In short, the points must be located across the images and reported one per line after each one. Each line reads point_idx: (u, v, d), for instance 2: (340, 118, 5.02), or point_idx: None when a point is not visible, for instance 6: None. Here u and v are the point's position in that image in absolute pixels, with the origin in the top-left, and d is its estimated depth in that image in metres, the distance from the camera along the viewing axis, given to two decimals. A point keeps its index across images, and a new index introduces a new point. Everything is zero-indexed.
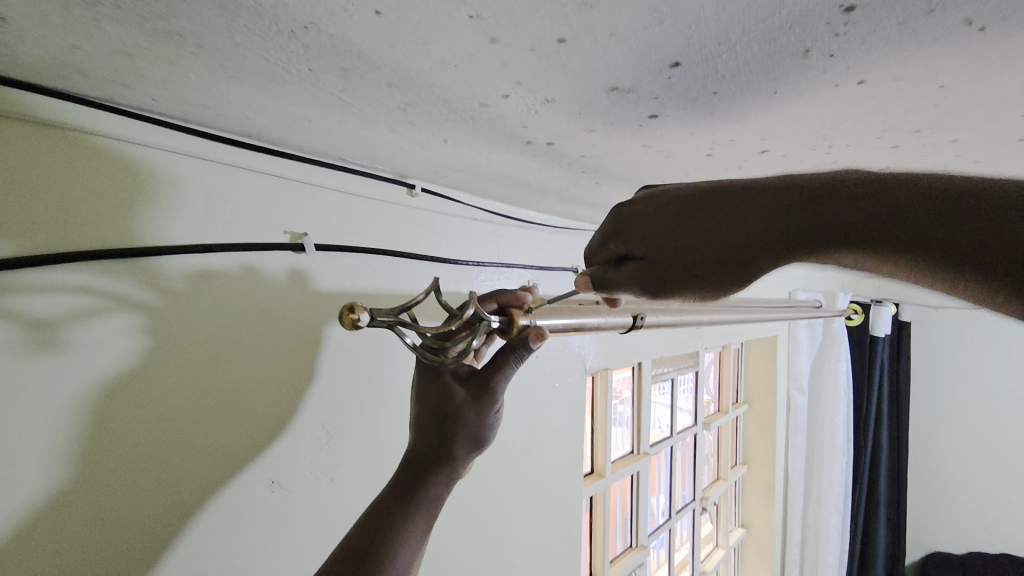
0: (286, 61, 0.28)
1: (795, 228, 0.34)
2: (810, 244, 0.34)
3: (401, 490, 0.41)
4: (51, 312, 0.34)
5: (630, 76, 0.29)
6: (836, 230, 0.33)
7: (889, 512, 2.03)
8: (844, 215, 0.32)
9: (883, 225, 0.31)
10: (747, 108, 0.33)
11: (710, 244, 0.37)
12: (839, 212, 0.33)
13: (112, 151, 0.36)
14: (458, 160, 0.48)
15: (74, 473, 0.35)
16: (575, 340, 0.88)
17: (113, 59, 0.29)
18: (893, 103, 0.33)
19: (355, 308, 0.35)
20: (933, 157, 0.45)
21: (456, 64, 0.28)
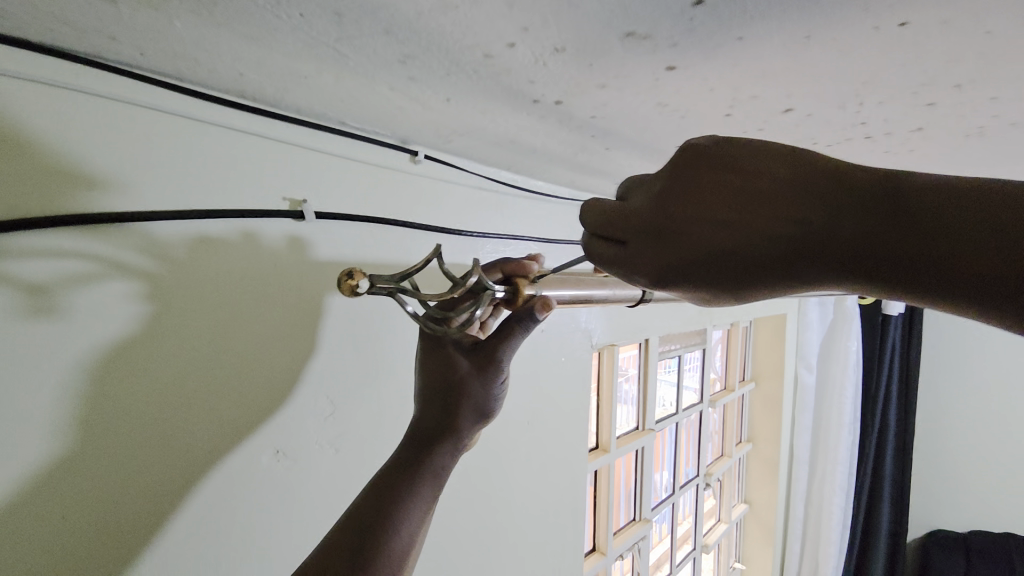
0: (275, 5, 0.26)
1: (838, 237, 0.26)
2: (846, 260, 0.26)
3: (405, 460, 0.41)
4: (47, 278, 0.33)
5: (647, 18, 0.26)
6: (873, 248, 0.25)
7: (893, 489, 2.03)
8: (876, 222, 0.25)
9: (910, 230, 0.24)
10: (773, 58, 0.31)
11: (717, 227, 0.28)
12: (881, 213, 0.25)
13: (102, 110, 0.35)
14: (463, 123, 0.46)
15: (78, 439, 0.35)
16: (582, 315, 0.86)
17: (93, 5, 0.28)
18: (934, 51, 0.30)
19: (353, 274, 0.34)
20: (970, 118, 0.42)
21: (458, 5, 0.26)
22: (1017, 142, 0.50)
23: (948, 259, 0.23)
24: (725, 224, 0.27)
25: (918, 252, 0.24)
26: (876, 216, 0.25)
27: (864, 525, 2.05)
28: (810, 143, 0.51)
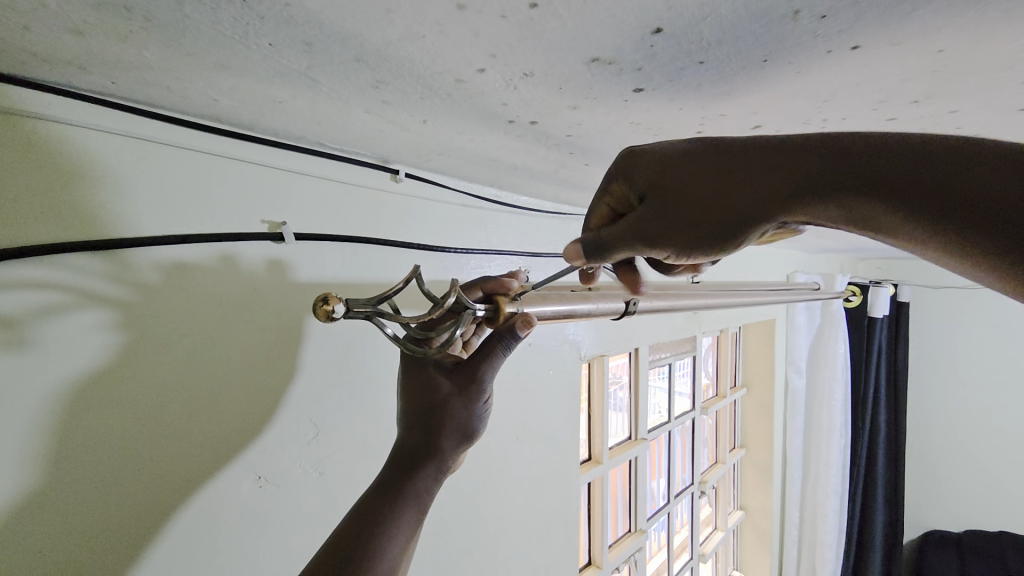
0: (244, 36, 0.26)
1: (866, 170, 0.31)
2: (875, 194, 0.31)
3: (388, 484, 0.41)
4: (17, 309, 0.33)
5: (610, 44, 0.27)
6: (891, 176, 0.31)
7: (887, 491, 2.04)
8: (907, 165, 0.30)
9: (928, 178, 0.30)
10: (736, 79, 0.32)
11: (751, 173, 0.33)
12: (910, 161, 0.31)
13: (74, 138, 0.35)
14: (441, 143, 0.47)
15: (49, 472, 0.34)
16: (570, 327, 0.87)
17: (62, 37, 0.28)
18: (889, 70, 0.31)
19: (329, 299, 0.34)
20: (933, 130, 0.44)
21: (425, 34, 0.26)
22: None
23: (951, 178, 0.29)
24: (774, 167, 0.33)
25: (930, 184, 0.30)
26: (877, 154, 0.31)
27: (859, 528, 2.05)
28: None
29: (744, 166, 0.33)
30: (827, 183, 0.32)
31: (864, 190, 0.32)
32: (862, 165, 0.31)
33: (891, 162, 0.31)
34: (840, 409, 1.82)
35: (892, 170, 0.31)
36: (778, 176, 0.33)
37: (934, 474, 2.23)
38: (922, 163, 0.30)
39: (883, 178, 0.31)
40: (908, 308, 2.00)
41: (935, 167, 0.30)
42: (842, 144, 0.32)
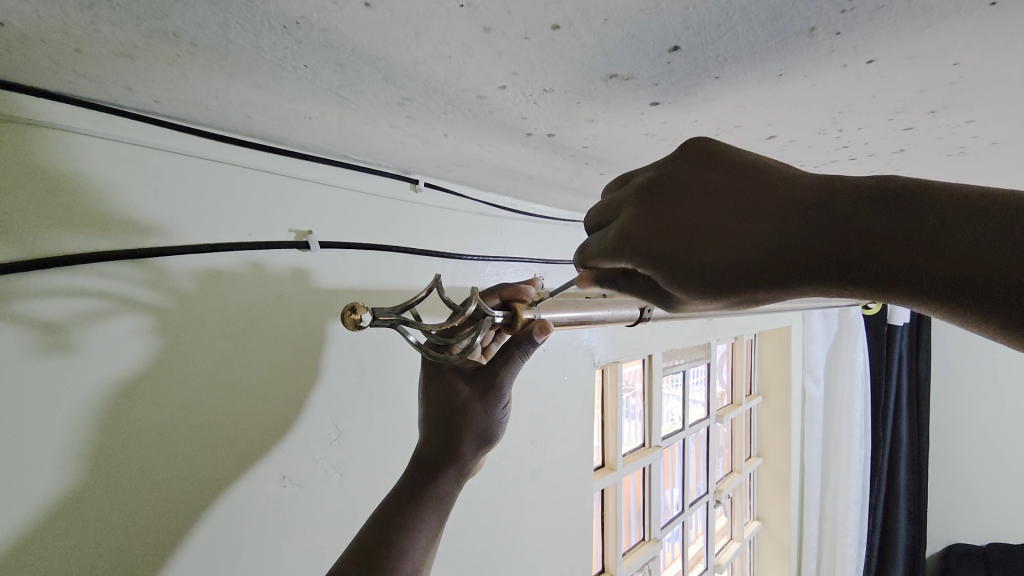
0: (281, 58, 0.28)
1: (834, 235, 0.26)
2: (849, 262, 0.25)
3: (410, 487, 0.42)
4: (62, 314, 0.35)
5: (628, 62, 0.28)
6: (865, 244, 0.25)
7: (910, 504, 1.99)
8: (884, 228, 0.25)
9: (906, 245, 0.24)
10: (751, 92, 0.32)
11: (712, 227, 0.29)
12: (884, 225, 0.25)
13: (118, 154, 0.37)
14: (461, 154, 0.48)
15: (93, 469, 0.36)
16: (584, 333, 0.87)
17: (113, 61, 0.30)
18: (905, 82, 0.31)
19: (357, 309, 0.35)
20: (951, 139, 0.44)
21: (450, 55, 0.27)
22: (1001, 160, 0.51)
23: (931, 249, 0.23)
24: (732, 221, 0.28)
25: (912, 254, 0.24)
26: (870, 216, 0.25)
27: (880, 541, 2.00)
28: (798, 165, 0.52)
29: (717, 214, 0.29)
30: (805, 253, 0.26)
31: (860, 260, 0.25)
32: (854, 227, 0.25)
33: (889, 226, 0.24)
34: (859, 419, 1.79)
35: (897, 237, 0.24)
36: (751, 233, 0.28)
37: (960, 488, 2.16)
38: (939, 232, 0.23)
39: (877, 249, 0.25)
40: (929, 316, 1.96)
41: (955, 236, 0.23)
42: (832, 199, 0.26)
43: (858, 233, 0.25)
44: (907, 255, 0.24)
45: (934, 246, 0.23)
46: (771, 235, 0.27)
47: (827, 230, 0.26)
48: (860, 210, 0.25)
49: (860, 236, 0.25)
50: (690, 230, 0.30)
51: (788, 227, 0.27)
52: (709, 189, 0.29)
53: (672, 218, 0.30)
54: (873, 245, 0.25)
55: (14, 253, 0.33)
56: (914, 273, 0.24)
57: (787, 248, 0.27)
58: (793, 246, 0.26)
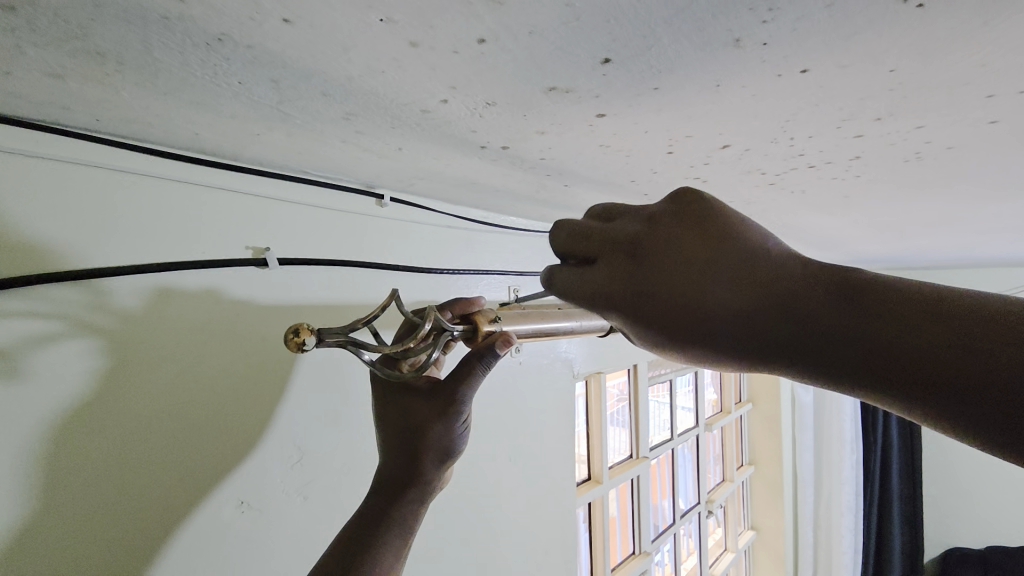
0: (213, 75, 0.28)
1: (826, 325, 0.27)
2: (843, 357, 0.27)
3: (375, 512, 0.42)
4: (8, 341, 0.34)
5: (565, 74, 0.28)
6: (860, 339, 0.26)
7: (903, 508, 1.98)
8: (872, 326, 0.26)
9: (891, 347, 0.26)
10: (694, 103, 0.32)
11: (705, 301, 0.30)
12: (876, 326, 0.26)
13: (60, 174, 0.36)
14: (420, 168, 0.48)
15: (32, 502, 0.34)
16: (562, 344, 0.86)
17: (44, 81, 0.29)
18: (844, 91, 0.32)
19: (301, 330, 0.34)
20: (903, 145, 0.44)
21: (384, 69, 0.27)
22: (957, 165, 0.52)
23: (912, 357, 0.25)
24: (728, 296, 0.29)
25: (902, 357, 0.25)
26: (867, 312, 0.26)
27: (875, 547, 1.98)
28: (759, 173, 0.53)
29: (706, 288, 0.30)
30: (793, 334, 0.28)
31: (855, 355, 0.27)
32: (818, 319, 0.28)
33: (871, 328, 0.26)
34: (851, 424, 1.84)
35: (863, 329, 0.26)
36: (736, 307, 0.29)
37: (953, 490, 2.17)
38: (900, 333, 0.25)
39: (860, 351, 0.27)
40: None
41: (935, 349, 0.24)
42: (799, 301, 0.28)
43: (854, 328, 0.27)
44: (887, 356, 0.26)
45: (896, 346, 0.25)
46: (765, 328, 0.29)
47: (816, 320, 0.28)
48: (814, 304, 0.28)
49: (826, 326, 0.28)
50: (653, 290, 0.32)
51: (765, 313, 0.29)
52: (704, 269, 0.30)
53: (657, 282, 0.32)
54: (834, 338, 0.27)
55: None
56: (872, 367, 0.26)
57: (759, 332, 0.29)
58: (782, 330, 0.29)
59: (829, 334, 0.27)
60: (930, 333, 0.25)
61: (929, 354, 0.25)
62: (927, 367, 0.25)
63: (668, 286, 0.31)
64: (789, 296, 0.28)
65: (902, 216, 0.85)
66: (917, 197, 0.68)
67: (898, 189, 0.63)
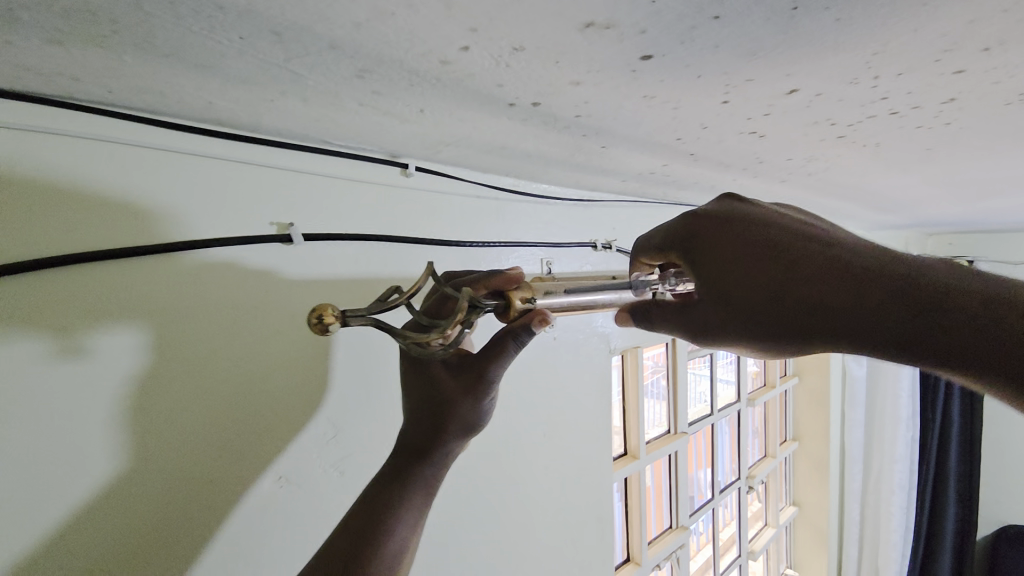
0: (213, 31, 0.25)
1: (898, 295, 0.32)
2: (907, 325, 0.31)
3: (397, 471, 0.42)
4: (68, 319, 0.35)
5: (604, 5, 0.24)
6: (926, 310, 0.31)
7: (963, 487, 1.87)
8: (937, 300, 0.31)
9: (953, 319, 0.30)
10: (760, 35, 0.27)
11: (787, 263, 0.36)
12: (941, 300, 0.31)
13: (80, 150, 0.35)
14: (444, 132, 0.44)
15: (80, 475, 0.35)
16: (597, 318, 0.83)
17: (46, 49, 0.28)
18: (956, 9, 0.25)
19: (323, 315, 0.32)
20: (1015, 82, 0.37)
21: (395, 11, 0.24)
22: None
23: (968, 327, 0.30)
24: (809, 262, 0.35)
25: (962, 326, 0.30)
26: (935, 289, 0.31)
27: (929, 527, 1.89)
28: (828, 124, 0.46)
29: (790, 252, 0.36)
30: (866, 298, 0.32)
31: (921, 324, 0.31)
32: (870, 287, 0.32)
33: (938, 302, 0.31)
34: (909, 400, 1.72)
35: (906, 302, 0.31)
36: (816, 271, 0.34)
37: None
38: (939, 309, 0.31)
39: (925, 319, 0.31)
40: None
41: (989, 324, 0.29)
42: (882, 273, 0.33)
43: (922, 300, 0.31)
44: (947, 327, 0.30)
45: (941, 307, 0.30)
46: (841, 290, 0.33)
47: (890, 292, 0.32)
48: (891, 279, 0.32)
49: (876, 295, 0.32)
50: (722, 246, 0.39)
51: (847, 278, 0.33)
52: (790, 241, 0.37)
53: (745, 244, 0.38)
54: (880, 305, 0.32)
55: (9, 255, 0.33)
56: (907, 335, 0.31)
57: (833, 294, 0.34)
58: (858, 295, 0.33)
59: (899, 303, 0.32)
60: (975, 306, 0.30)
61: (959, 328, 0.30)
62: (954, 334, 0.30)
63: (737, 247, 0.38)
64: (846, 264, 0.34)
65: (993, 171, 0.74)
66: (1016, 148, 0.58)
67: (997, 138, 0.54)
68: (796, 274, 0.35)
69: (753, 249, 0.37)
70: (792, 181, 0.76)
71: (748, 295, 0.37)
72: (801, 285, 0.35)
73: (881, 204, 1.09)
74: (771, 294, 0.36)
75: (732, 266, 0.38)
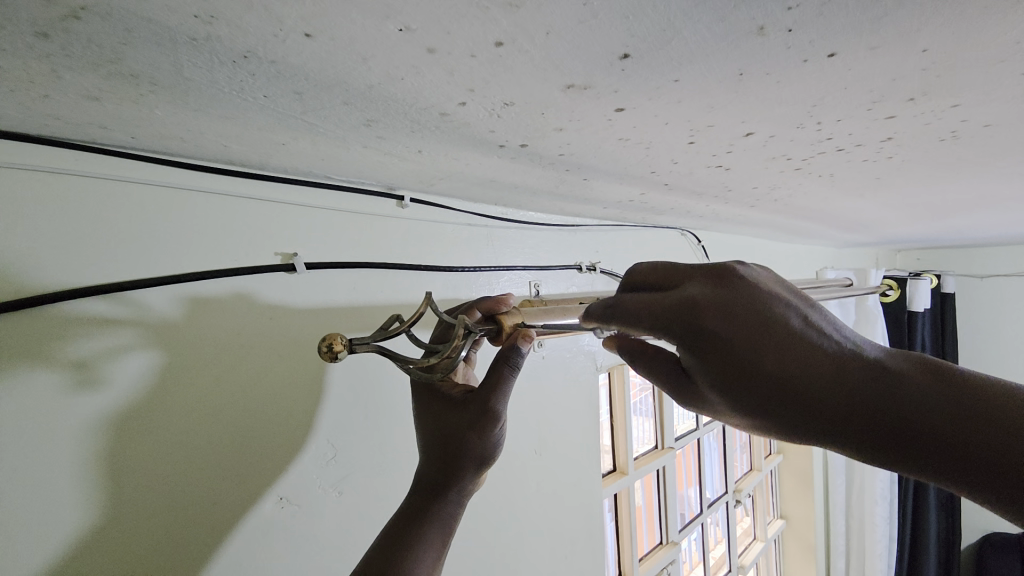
0: (240, 90, 0.29)
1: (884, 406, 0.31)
2: (897, 435, 0.30)
3: (417, 509, 0.44)
4: (87, 351, 0.37)
5: (582, 72, 0.28)
6: (911, 421, 0.30)
7: (941, 495, 1.92)
8: (921, 413, 0.30)
9: (940, 433, 0.29)
10: (715, 93, 0.32)
11: (772, 360, 0.33)
12: (929, 411, 0.30)
13: (101, 190, 0.38)
14: (439, 168, 0.48)
15: (89, 501, 0.36)
16: (584, 338, 0.87)
17: (83, 104, 0.31)
18: (875, 72, 0.30)
19: (333, 344, 0.35)
20: (939, 124, 0.42)
21: (403, 76, 0.27)
22: (998, 143, 0.49)
23: (956, 442, 0.29)
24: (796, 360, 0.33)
25: (947, 442, 0.29)
26: (921, 401, 0.30)
27: (912, 536, 1.92)
28: (784, 159, 0.51)
29: (773, 348, 0.33)
30: (852, 406, 0.31)
31: (907, 436, 0.30)
32: (905, 409, 0.30)
33: (928, 413, 0.30)
34: None
35: (973, 424, 0.29)
36: (805, 373, 0.32)
37: None
38: (976, 440, 0.29)
39: (908, 430, 0.30)
40: (953, 300, 1.90)
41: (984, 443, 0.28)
42: (871, 376, 0.31)
43: (908, 412, 0.30)
44: (928, 442, 0.30)
45: (930, 420, 0.30)
46: (827, 394, 0.32)
47: (874, 403, 0.31)
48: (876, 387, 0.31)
49: (938, 414, 0.30)
50: (760, 333, 0.34)
51: (833, 386, 0.32)
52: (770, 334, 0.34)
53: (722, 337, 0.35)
54: (908, 434, 0.30)
55: (33, 289, 0.35)
56: (911, 445, 0.30)
57: (820, 401, 0.32)
58: (843, 404, 0.31)
59: (884, 413, 0.31)
60: (962, 417, 0.29)
61: (1021, 462, 0.28)
62: (954, 443, 0.29)
63: (739, 339, 0.34)
64: (878, 378, 0.31)
65: (940, 196, 0.81)
66: (955, 176, 0.65)
67: (935, 169, 0.60)
68: (781, 375, 0.33)
69: (729, 340, 0.35)
70: (760, 205, 0.81)
71: (747, 387, 0.35)
72: (788, 386, 0.33)
73: (847, 225, 1.16)
74: (753, 388, 0.34)
75: (732, 359, 0.35)
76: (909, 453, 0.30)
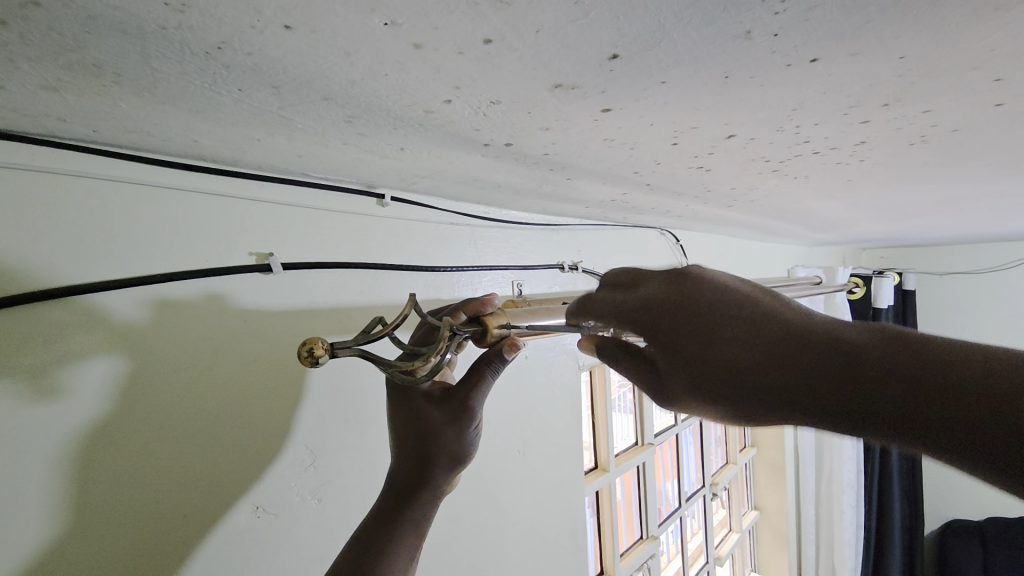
0: (213, 83, 0.27)
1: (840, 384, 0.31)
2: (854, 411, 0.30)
3: (389, 511, 0.43)
4: (46, 358, 0.35)
5: (570, 71, 0.28)
6: (869, 392, 0.30)
7: (904, 483, 2.02)
8: (867, 385, 0.30)
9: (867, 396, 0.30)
10: (701, 95, 0.32)
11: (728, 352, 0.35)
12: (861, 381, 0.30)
13: (58, 186, 0.35)
14: (421, 166, 0.47)
15: (48, 517, 0.34)
16: (567, 337, 0.87)
17: (39, 94, 0.29)
18: (853, 78, 0.31)
19: (314, 348, 0.34)
20: (909, 129, 0.44)
21: (387, 72, 0.27)
22: (961, 148, 0.51)
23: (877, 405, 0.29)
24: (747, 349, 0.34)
25: (880, 407, 0.29)
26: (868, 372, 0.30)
27: (877, 522, 2.01)
28: (763, 161, 0.52)
29: (730, 340, 0.35)
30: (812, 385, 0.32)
31: (862, 410, 0.30)
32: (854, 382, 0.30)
33: (882, 382, 0.30)
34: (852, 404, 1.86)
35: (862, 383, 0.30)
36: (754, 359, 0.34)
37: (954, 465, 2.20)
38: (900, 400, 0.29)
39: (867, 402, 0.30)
40: (913, 297, 2.00)
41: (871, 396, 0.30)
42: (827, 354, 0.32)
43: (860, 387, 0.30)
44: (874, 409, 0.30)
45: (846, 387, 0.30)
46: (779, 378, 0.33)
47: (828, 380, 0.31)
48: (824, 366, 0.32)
49: (875, 376, 0.30)
50: (728, 327, 0.35)
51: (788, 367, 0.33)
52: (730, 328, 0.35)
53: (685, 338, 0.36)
54: (854, 404, 0.30)
55: None
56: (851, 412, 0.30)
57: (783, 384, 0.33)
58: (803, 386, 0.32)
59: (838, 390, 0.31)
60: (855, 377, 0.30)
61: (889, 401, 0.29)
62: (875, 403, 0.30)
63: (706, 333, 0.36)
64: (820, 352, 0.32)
65: (906, 197, 0.84)
66: (920, 179, 0.68)
67: (902, 172, 0.62)
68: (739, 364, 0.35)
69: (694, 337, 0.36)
70: (737, 205, 0.83)
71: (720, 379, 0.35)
72: (753, 374, 0.34)
73: (816, 224, 1.20)
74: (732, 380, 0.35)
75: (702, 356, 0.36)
76: (863, 423, 0.30)
